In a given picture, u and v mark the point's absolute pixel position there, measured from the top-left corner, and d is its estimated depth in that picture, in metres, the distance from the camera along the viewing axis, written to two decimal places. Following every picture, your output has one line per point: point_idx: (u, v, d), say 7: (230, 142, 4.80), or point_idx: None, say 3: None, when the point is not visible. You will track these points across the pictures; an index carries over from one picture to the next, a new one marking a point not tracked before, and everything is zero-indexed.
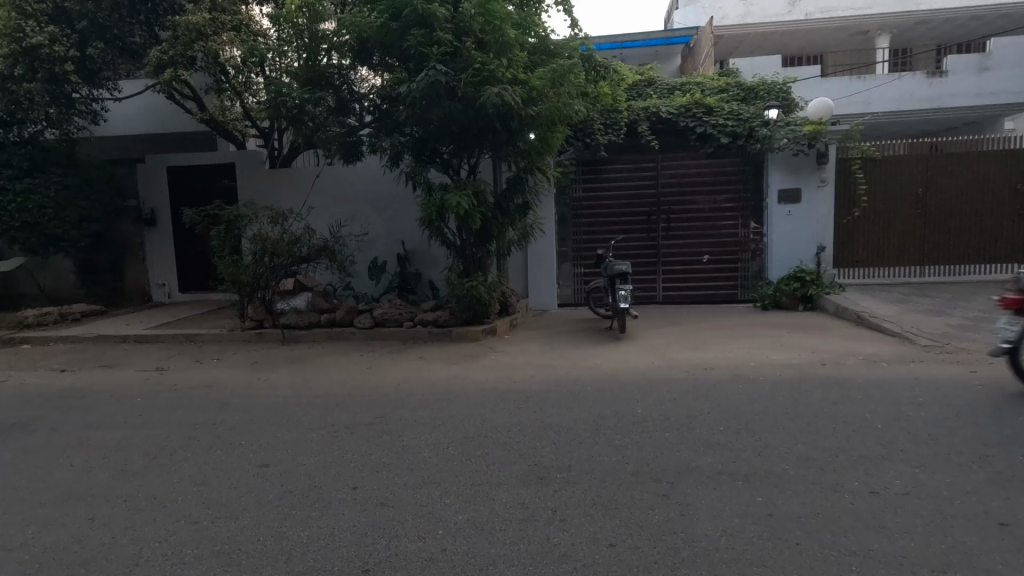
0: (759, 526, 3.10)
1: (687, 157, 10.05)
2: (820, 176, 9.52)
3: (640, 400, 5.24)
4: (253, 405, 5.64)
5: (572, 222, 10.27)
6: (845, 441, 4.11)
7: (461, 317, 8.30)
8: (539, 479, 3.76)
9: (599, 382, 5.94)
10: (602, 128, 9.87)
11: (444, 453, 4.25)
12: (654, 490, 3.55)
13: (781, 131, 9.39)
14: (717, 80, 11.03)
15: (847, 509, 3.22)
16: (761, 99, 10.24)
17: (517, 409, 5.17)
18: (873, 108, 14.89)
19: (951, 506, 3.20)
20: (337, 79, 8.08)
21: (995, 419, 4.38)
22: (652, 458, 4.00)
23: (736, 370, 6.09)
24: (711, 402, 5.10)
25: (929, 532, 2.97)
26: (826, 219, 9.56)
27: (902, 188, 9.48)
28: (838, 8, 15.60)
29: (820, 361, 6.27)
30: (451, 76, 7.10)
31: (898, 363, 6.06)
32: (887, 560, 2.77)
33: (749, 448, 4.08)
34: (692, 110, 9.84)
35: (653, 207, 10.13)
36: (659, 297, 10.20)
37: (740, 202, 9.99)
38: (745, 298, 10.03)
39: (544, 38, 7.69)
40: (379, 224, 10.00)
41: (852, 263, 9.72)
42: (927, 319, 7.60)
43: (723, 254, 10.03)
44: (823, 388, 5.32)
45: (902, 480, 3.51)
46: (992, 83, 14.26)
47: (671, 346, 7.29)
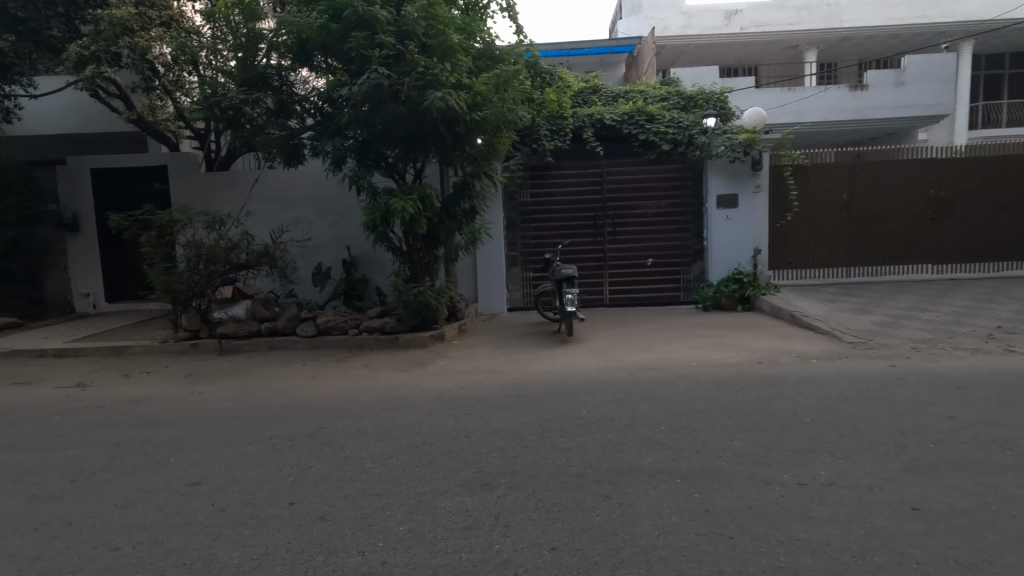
0: (695, 522, 3.19)
1: (631, 163, 10.31)
2: (754, 182, 9.97)
3: (586, 402, 5.32)
4: (186, 420, 5.36)
5: (520, 227, 10.34)
6: (777, 437, 4.30)
7: (408, 323, 8.18)
8: (484, 486, 3.74)
9: (546, 386, 5.97)
10: (548, 134, 9.97)
11: (388, 462, 4.17)
12: (597, 491, 3.61)
13: (718, 139, 9.79)
14: (659, 89, 11.37)
15: (777, 501, 3.37)
16: (701, 108, 10.60)
17: (464, 416, 5.13)
18: (804, 119, 15.72)
19: (871, 494, 3.40)
20: (276, 80, 7.85)
21: (909, 410, 4.70)
22: (595, 459, 4.06)
23: (678, 371, 6.27)
24: (653, 402, 5.24)
25: (851, 519, 3.14)
26: (761, 223, 10.03)
27: (830, 194, 10.05)
28: (770, 23, 16.37)
29: (757, 359, 6.55)
30: (393, 79, 7.00)
31: (826, 360, 6.41)
32: (812, 548, 2.90)
33: (688, 446, 4.20)
34: (635, 117, 10.08)
35: (599, 212, 10.33)
36: (606, 300, 10.40)
37: (682, 207, 10.32)
38: (688, 299, 10.34)
39: (488, 44, 7.75)
40: (324, 229, 9.74)
41: (785, 265, 10.21)
42: (853, 317, 8.07)
43: (666, 258, 10.33)
44: (758, 386, 5.55)
45: (828, 471, 3.70)
46: (905, 97, 15.42)
47: (618, 349, 7.43)
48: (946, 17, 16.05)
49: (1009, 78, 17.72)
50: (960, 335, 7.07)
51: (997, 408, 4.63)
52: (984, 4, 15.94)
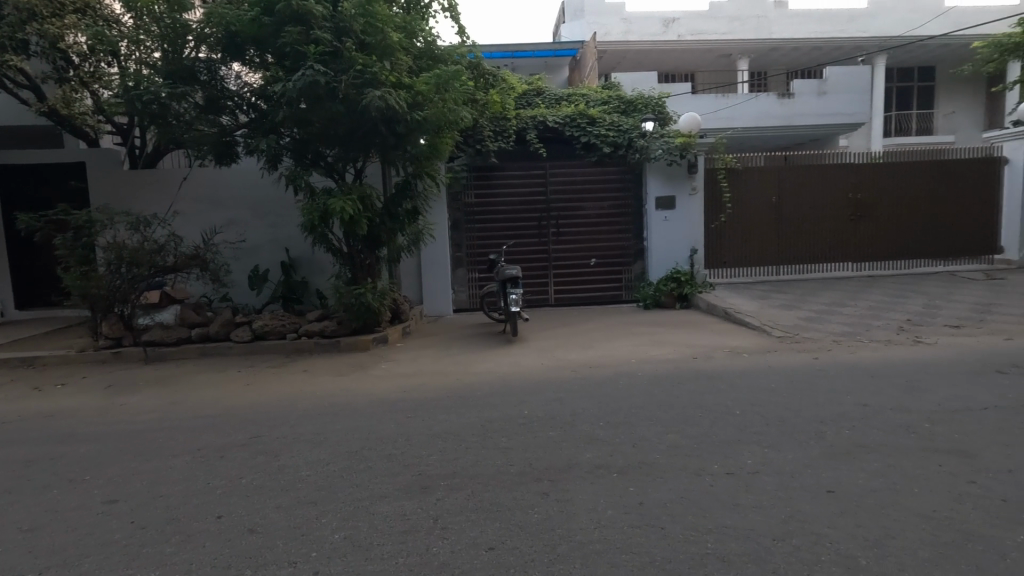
0: (630, 515, 3.27)
1: (573, 164, 10.48)
2: (691, 184, 10.36)
3: (528, 401, 5.36)
4: (104, 434, 5.03)
5: (465, 227, 10.32)
6: (708, 429, 4.48)
7: (350, 326, 8.01)
8: (423, 489, 3.70)
9: (490, 386, 6.00)
10: (491, 135, 10.00)
11: (325, 469, 4.06)
12: (536, 489, 3.64)
13: (656, 143, 10.12)
14: (600, 93, 11.64)
15: (708, 491, 3.51)
16: (640, 112, 10.92)
17: (406, 419, 5.06)
18: (737, 124, 16.52)
19: (793, 479, 3.60)
20: (204, 73, 7.49)
21: (828, 399, 5.01)
22: (535, 458, 4.10)
23: (619, 368, 6.44)
24: (593, 399, 5.34)
25: (774, 504, 3.31)
26: (698, 224, 10.44)
27: (760, 196, 10.57)
28: (706, 32, 17.10)
29: (693, 355, 6.81)
30: (330, 76, 6.83)
31: (757, 355, 6.73)
32: (737, 534, 3.03)
33: (625, 441, 4.31)
34: (578, 120, 10.28)
35: (543, 213, 10.45)
36: (551, 300, 10.54)
37: (623, 208, 10.58)
38: (629, 298, 10.63)
39: (429, 44, 7.70)
40: (260, 231, 9.39)
41: (720, 264, 10.66)
42: (781, 313, 8.53)
43: (609, 258, 10.56)
44: (694, 381, 5.76)
45: (754, 460, 3.89)
46: (828, 106, 16.41)
47: (561, 348, 7.54)
48: (863, 32, 17.21)
49: (919, 91, 19.04)
50: (874, 328, 7.61)
51: (905, 395, 5.01)
52: (894, 22, 17.18)
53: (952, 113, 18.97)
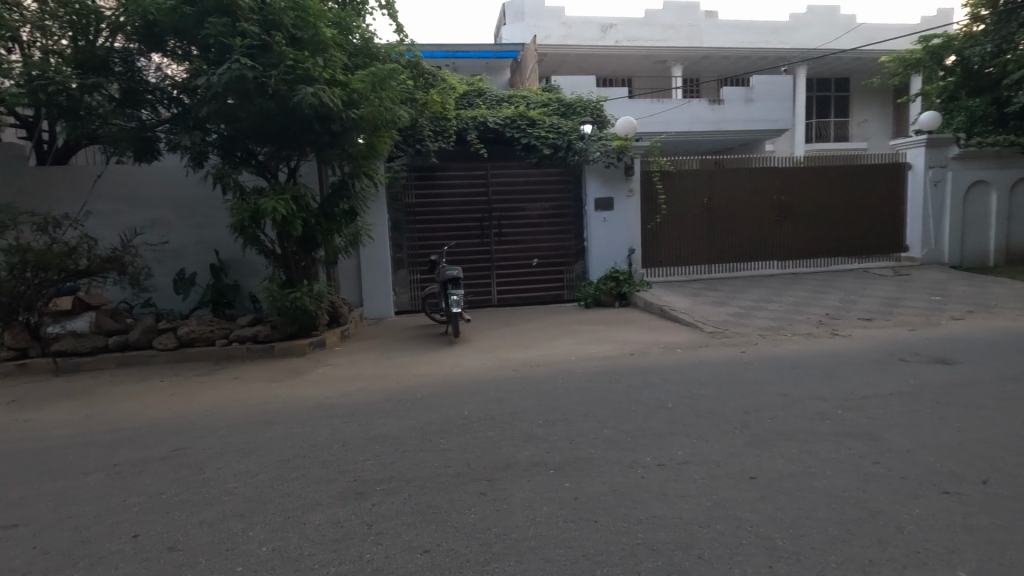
0: (565, 510, 3.33)
1: (514, 165, 10.55)
2: (628, 186, 10.65)
3: (468, 402, 5.35)
4: (5, 453, 4.62)
5: (406, 228, 10.18)
6: (642, 423, 4.62)
7: (285, 331, 7.73)
8: (358, 495, 3.62)
9: (430, 388, 5.94)
10: (431, 135, 9.92)
11: (254, 480, 3.90)
12: (473, 489, 3.65)
13: (594, 145, 10.35)
14: (540, 95, 11.80)
15: (639, 483, 3.62)
16: (579, 115, 11.14)
17: (341, 424, 4.93)
18: (671, 129, 17.17)
19: (719, 468, 3.77)
20: (120, 64, 7.05)
21: (751, 390, 5.29)
22: (473, 458, 4.10)
23: (559, 366, 6.53)
24: (533, 398, 5.40)
25: (702, 493, 3.46)
26: (635, 225, 10.74)
27: (692, 198, 11.00)
28: (641, 39, 17.68)
29: (630, 352, 7.00)
30: (259, 71, 6.56)
31: (690, 350, 7.00)
32: (666, 523, 3.15)
33: (562, 438, 4.39)
34: (518, 122, 10.36)
35: (485, 214, 10.46)
36: (494, 301, 10.57)
37: (564, 209, 10.74)
38: (571, 297, 10.80)
39: (365, 41, 7.55)
40: (186, 232, 8.90)
41: (656, 263, 11.02)
42: (713, 309, 8.91)
43: (551, 258, 10.69)
44: (630, 376, 5.93)
45: (684, 451, 4.04)
46: (754, 112, 17.32)
47: (503, 348, 7.56)
48: (785, 45, 18.27)
49: (835, 100, 20.39)
50: (796, 322, 8.09)
51: (822, 384, 5.35)
52: (811, 36, 18.36)
53: (864, 122, 20.44)
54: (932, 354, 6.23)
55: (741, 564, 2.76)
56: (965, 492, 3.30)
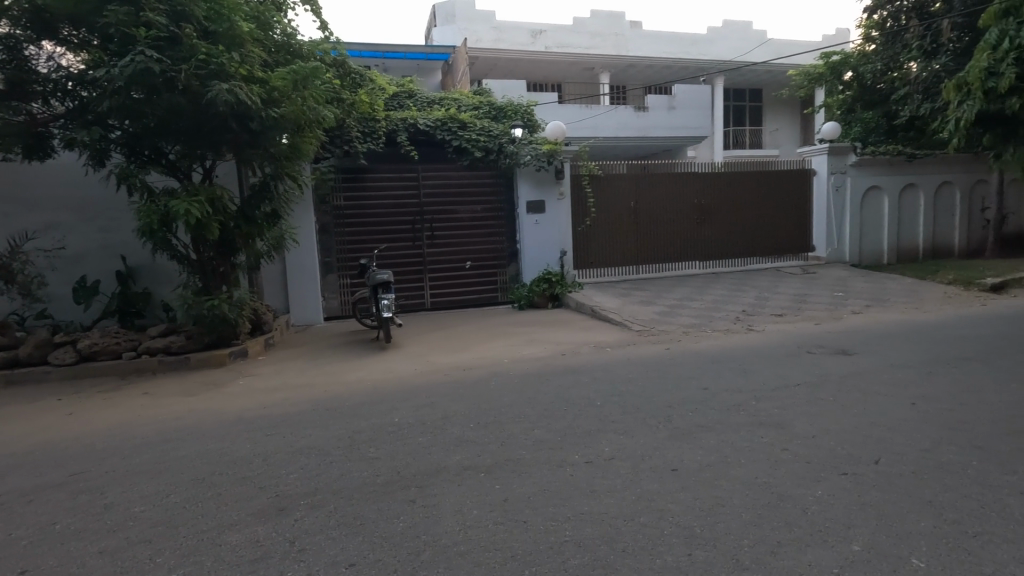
0: (494, 512, 3.34)
1: (446, 168, 10.49)
2: (558, 190, 10.85)
3: (399, 409, 5.25)
4: None
5: (334, 231, 9.88)
6: (572, 421, 4.71)
7: (202, 341, 7.28)
8: (280, 511, 3.46)
9: (359, 396, 5.78)
10: (360, 136, 9.68)
11: (165, 502, 3.65)
12: (403, 497, 3.58)
13: (525, 149, 10.48)
14: (472, 98, 11.84)
15: (568, 481, 3.68)
16: (509, 118, 11.25)
17: (264, 438, 4.70)
18: (599, 134, 17.69)
19: (644, 462, 3.90)
20: (4, 52, 6.40)
21: (674, 385, 5.53)
22: (403, 465, 4.02)
23: (491, 368, 6.54)
24: (465, 401, 5.37)
25: (626, 487, 3.57)
26: (566, 227, 10.96)
27: (620, 201, 11.37)
28: (570, 46, 18.10)
29: (562, 352, 7.12)
30: (167, 64, 6.14)
31: (618, 348, 7.21)
32: (594, 519, 3.22)
33: (493, 440, 4.39)
34: (448, 124, 10.32)
35: (417, 217, 10.31)
36: (428, 304, 10.45)
37: (496, 212, 10.77)
38: (504, 300, 10.85)
39: (286, 37, 7.33)
40: (88, 236, 8.21)
41: (587, 265, 11.30)
42: (640, 309, 9.25)
43: (484, 261, 10.69)
44: (561, 377, 6.03)
45: (611, 448, 4.16)
46: (677, 119, 18.15)
47: (436, 352, 7.48)
48: (703, 56, 19.26)
49: (750, 109, 21.70)
50: (716, 319, 8.54)
51: (739, 377, 5.66)
52: (728, 49, 19.46)
53: (775, 130, 21.90)
54: (835, 346, 6.75)
55: (662, 554, 2.87)
56: (861, 472, 3.59)
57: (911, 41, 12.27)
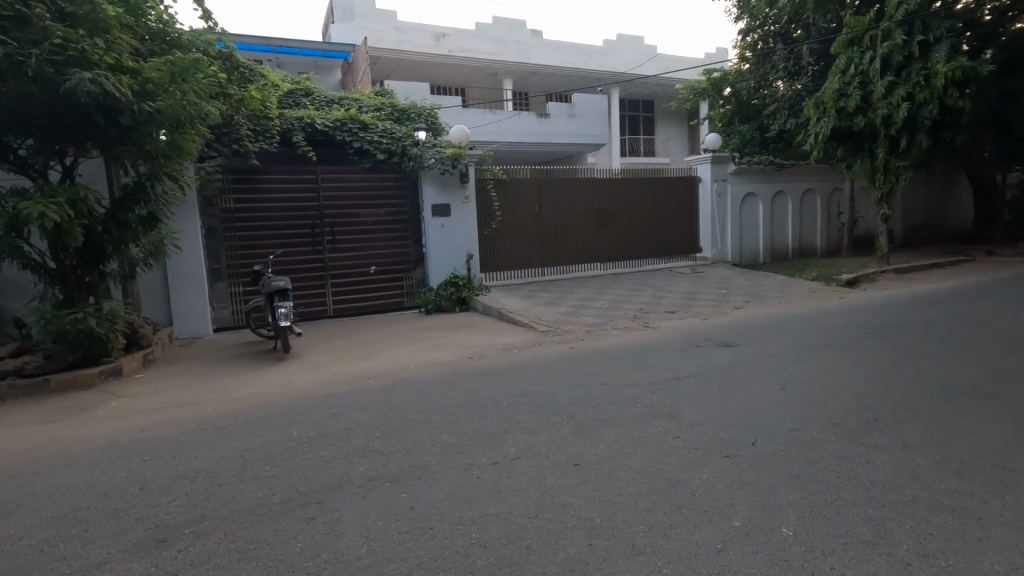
0: (400, 522, 3.27)
1: (347, 169, 10.14)
2: (463, 193, 10.85)
3: (298, 422, 4.99)
4: None
5: (223, 235, 9.20)
6: (478, 424, 4.73)
7: (65, 360, 6.51)
8: (159, 543, 3.15)
9: (254, 411, 5.42)
10: (250, 134, 9.11)
11: (18, 545, 3.20)
12: (302, 514, 3.40)
13: (429, 152, 10.38)
14: (373, 99, 11.59)
15: (473, 484, 3.70)
16: (412, 121, 11.13)
17: (142, 463, 4.27)
18: (503, 139, 17.96)
19: (547, 459, 4.00)
20: None
21: (577, 383, 5.73)
22: (301, 482, 3.82)
23: (397, 375, 6.42)
24: (370, 410, 5.22)
25: (530, 485, 3.64)
26: (471, 231, 10.98)
27: (524, 205, 11.61)
28: (473, 51, 18.20)
29: (469, 355, 7.14)
30: (13, 48, 5.41)
31: (525, 349, 7.36)
32: (499, 519, 3.25)
33: (399, 448, 4.30)
34: (347, 125, 10.00)
35: (316, 220, 9.86)
36: (330, 311, 10.03)
37: (401, 215, 10.56)
38: (411, 304, 10.66)
39: (162, 25, 6.75)
40: None
41: (494, 268, 11.42)
42: (546, 310, 9.51)
43: (389, 265, 10.44)
44: (468, 380, 6.04)
45: (516, 448, 4.23)
46: (577, 126, 18.85)
47: (338, 360, 7.20)
48: (600, 67, 20.17)
49: (643, 119, 23.05)
50: (616, 318, 8.98)
51: (635, 372, 5.99)
52: (622, 62, 20.54)
53: (666, 140, 23.44)
54: (719, 339, 7.35)
55: (564, 547, 2.96)
56: (740, 454, 3.94)
57: (777, 63, 13.77)
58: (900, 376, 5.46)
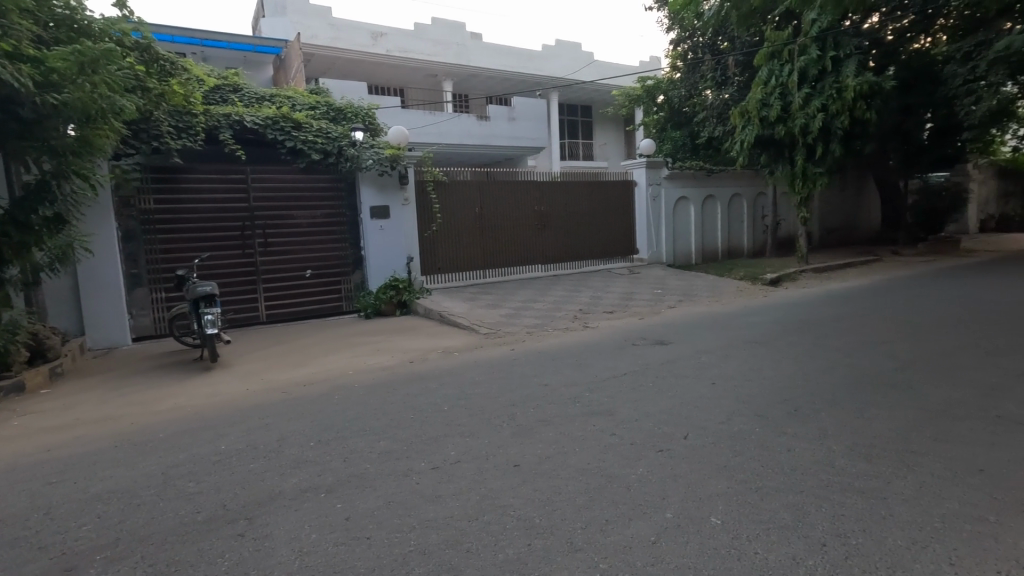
0: (335, 533, 3.17)
1: (279, 169, 9.75)
2: (403, 195, 10.69)
3: (226, 434, 4.74)
4: None
5: (143, 238, 8.62)
6: (418, 429, 4.66)
7: None
8: (66, 572, 2.91)
9: (176, 424, 5.11)
10: (172, 131, 8.59)
11: None
12: (229, 532, 3.23)
13: (367, 153, 10.15)
14: (307, 97, 11.23)
15: (413, 490, 3.64)
16: (349, 121, 10.84)
17: (47, 486, 3.92)
18: (442, 140, 17.86)
19: (487, 461, 4.00)
20: None
21: (517, 384, 5.76)
22: (229, 497, 3.63)
23: (334, 382, 6.23)
24: (305, 419, 5.04)
25: (471, 488, 3.63)
26: (411, 233, 10.83)
27: (465, 206, 11.57)
28: (412, 51, 17.99)
29: (410, 359, 7.04)
30: None
31: (466, 352, 7.33)
32: (438, 525, 3.21)
33: (335, 457, 4.17)
34: (279, 123, 9.60)
35: (245, 222, 9.43)
36: (263, 317, 9.61)
37: (338, 217, 10.26)
38: (350, 309, 10.38)
39: (70, 11, 6.25)
40: None
41: (435, 270, 11.31)
42: (487, 312, 9.51)
43: (326, 269, 10.12)
44: (408, 384, 5.95)
45: (457, 451, 4.20)
46: (517, 129, 19.02)
47: (271, 368, 6.91)
48: (540, 72, 20.43)
49: (582, 124, 23.53)
50: (556, 319, 9.12)
51: (575, 372, 6.10)
52: (561, 67, 20.89)
53: (604, 145, 24.07)
54: (654, 338, 7.61)
55: (504, 548, 2.97)
56: (673, 448, 4.08)
57: (706, 73, 14.45)
58: (817, 369, 5.84)
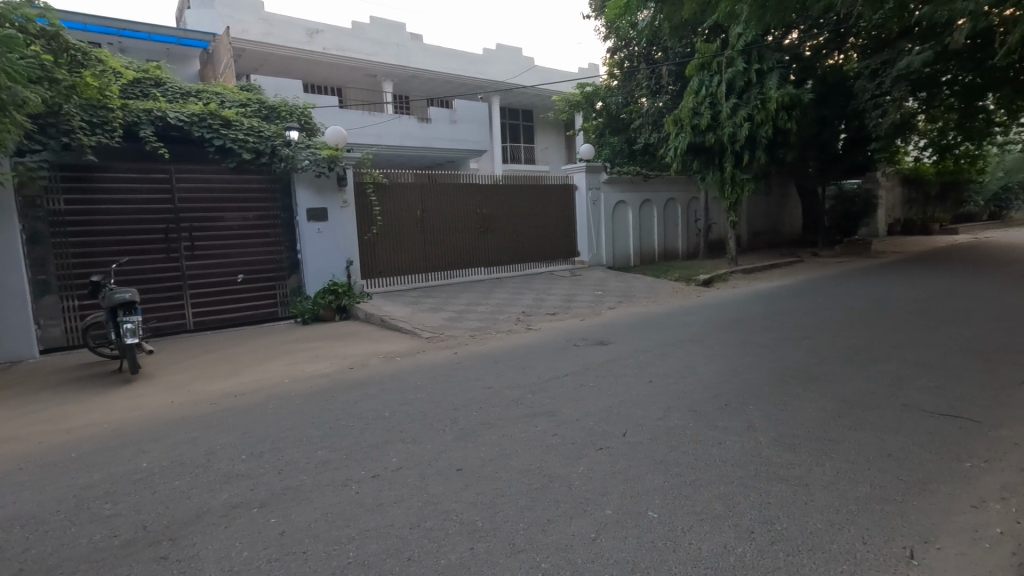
0: (269, 549, 3.03)
1: (207, 169, 9.26)
2: (342, 197, 10.39)
3: (148, 451, 4.44)
4: None
5: (52, 241, 7.93)
6: (357, 437, 4.53)
7: None
8: None
9: (92, 441, 4.74)
10: (85, 126, 7.97)
11: None
12: (151, 554, 3.03)
13: (303, 153, 9.80)
14: (238, 93, 10.76)
15: (353, 499, 3.54)
16: (283, 120, 10.44)
17: None
18: (382, 141, 17.55)
19: (430, 467, 3.96)
20: None
21: (460, 388, 5.73)
22: (152, 517, 3.40)
23: (268, 391, 5.97)
24: (236, 431, 4.80)
25: (412, 495, 3.57)
26: (351, 235, 10.54)
27: (405, 209, 11.41)
28: (349, 49, 17.58)
29: (349, 366, 6.84)
30: None
31: (408, 357, 7.21)
32: (378, 534, 3.13)
33: (269, 470, 3.99)
34: (207, 120, 9.10)
35: (169, 225, 8.88)
36: (190, 324, 9.08)
37: (272, 219, 9.85)
38: (286, 314, 9.97)
39: None
40: None
41: (376, 274, 11.08)
42: (430, 316, 9.41)
43: (260, 273, 9.69)
44: (347, 391, 5.78)
45: (398, 458, 4.12)
46: (459, 132, 18.96)
47: (199, 378, 6.54)
48: (481, 75, 20.45)
49: (524, 128, 23.74)
50: (499, 321, 9.14)
51: (518, 374, 6.12)
52: (502, 71, 21.01)
53: (544, 149, 24.41)
54: (595, 338, 7.77)
55: (446, 554, 2.94)
56: (613, 445, 4.18)
57: (642, 81, 14.95)
58: (746, 364, 6.15)
